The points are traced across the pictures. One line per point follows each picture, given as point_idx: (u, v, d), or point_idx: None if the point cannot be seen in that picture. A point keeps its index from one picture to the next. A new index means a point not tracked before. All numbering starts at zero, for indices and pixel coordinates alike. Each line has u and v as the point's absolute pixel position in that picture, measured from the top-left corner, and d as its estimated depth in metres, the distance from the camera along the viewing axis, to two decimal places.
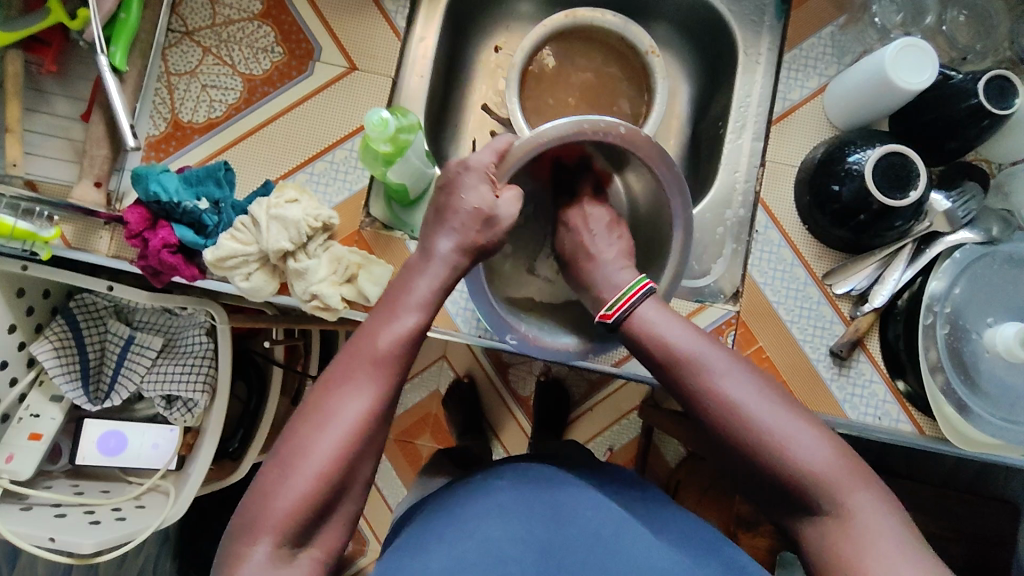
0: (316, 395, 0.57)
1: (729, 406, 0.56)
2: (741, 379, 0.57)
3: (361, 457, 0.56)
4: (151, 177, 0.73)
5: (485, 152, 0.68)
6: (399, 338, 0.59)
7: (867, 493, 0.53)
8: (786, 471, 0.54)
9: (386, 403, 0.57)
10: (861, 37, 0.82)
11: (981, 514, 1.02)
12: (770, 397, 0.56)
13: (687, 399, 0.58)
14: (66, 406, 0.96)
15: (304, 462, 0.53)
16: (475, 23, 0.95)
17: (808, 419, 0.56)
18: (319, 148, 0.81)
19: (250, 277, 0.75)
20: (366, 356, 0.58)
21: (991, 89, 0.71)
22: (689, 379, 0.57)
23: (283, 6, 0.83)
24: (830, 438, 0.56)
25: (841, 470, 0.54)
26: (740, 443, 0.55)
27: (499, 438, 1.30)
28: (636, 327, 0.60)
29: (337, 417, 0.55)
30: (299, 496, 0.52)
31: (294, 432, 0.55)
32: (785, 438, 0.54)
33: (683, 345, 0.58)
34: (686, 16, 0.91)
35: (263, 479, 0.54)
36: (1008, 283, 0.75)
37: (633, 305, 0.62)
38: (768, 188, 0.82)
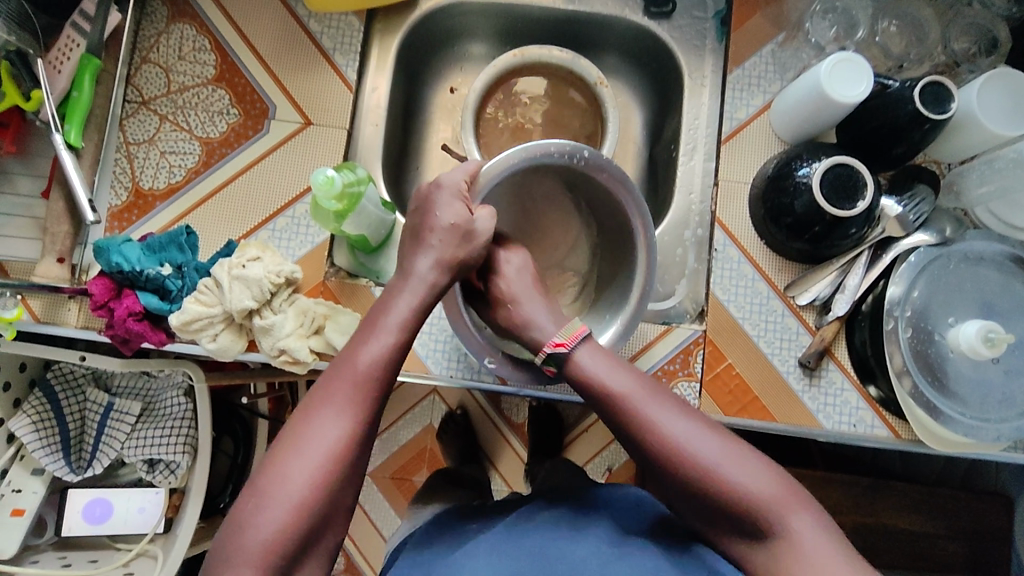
0: (293, 421, 0.56)
1: (675, 446, 0.57)
2: (678, 416, 0.58)
3: (343, 483, 0.55)
4: (112, 248, 0.75)
5: (458, 172, 0.67)
6: (379, 357, 0.58)
7: (809, 515, 0.55)
8: (736, 506, 0.55)
9: (365, 426, 0.57)
10: (798, 54, 0.84)
11: (975, 509, 1.01)
12: (705, 428, 0.58)
13: (633, 441, 0.58)
14: (48, 479, 0.96)
15: (282, 490, 0.53)
16: (429, 67, 0.96)
17: (744, 449, 0.58)
18: (279, 205, 0.82)
19: (216, 337, 0.76)
20: (346, 378, 0.57)
21: (926, 96, 0.73)
22: (632, 420, 0.58)
23: (235, 68, 0.84)
24: (769, 467, 0.57)
25: (783, 496, 0.55)
26: (688, 480, 0.56)
27: (496, 468, 1.29)
28: (577, 371, 0.61)
29: (315, 444, 0.54)
30: (278, 527, 0.52)
31: (272, 461, 0.55)
32: (729, 470, 0.56)
33: (624, 388, 0.59)
34: (631, 45, 0.93)
35: (241, 508, 0.53)
36: (966, 280, 0.76)
37: (577, 344, 0.62)
38: (723, 207, 0.83)
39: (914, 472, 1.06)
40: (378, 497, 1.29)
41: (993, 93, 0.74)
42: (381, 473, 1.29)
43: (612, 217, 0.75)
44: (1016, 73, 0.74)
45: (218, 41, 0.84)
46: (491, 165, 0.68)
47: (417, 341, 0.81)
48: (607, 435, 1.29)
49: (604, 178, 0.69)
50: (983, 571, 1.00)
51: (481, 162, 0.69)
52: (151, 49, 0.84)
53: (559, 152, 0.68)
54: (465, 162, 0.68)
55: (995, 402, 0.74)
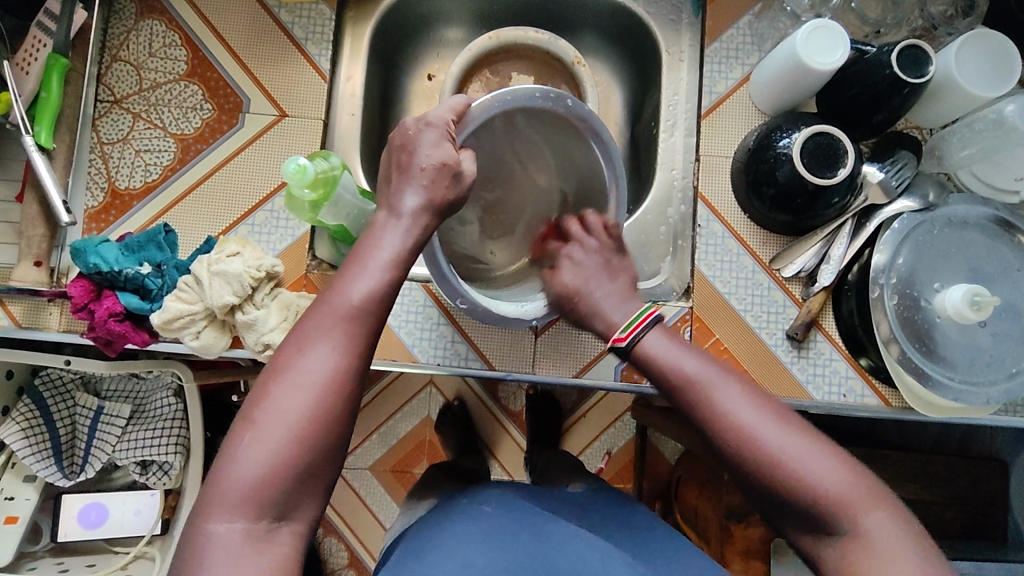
0: (282, 353, 0.55)
1: (742, 434, 0.57)
2: (750, 404, 0.58)
3: (339, 416, 0.54)
4: (89, 249, 0.74)
5: (443, 108, 0.65)
6: (371, 291, 0.56)
7: (884, 513, 0.54)
8: (805, 499, 0.55)
9: (358, 359, 0.55)
10: (775, 24, 0.83)
11: (972, 475, 1.01)
12: (776, 419, 0.57)
13: (703, 426, 0.59)
14: (41, 485, 0.96)
15: (270, 427, 0.52)
16: (405, 53, 0.95)
17: (821, 440, 0.57)
18: (258, 199, 0.81)
19: (199, 334, 0.75)
20: (336, 310, 0.55)
21: (905, 59, 0.72)
22: (700, 406, 0.59)
23: (207, 63, 0.83)
24: (843, 459, 0.56)
25: (855, 492, 0.54)
26: (753, 469, 0.56)
27: (496, 456, 1.29)
28: (644, 358, 0.63)
29: (307, 376, 0.53)
30: (273, 459, 0.51)
31: (261, 394, 0.53)
32: (801, 462, 0.55)
33: (694, 374, 0.60)
34: (608, 23, 0.92)
35: (230, 442, 0.53)
36: (951, 244, 0.76)
37: (641, 333, 0.64)
38: (704, 182, 0.82)
39: (910, 441, 1.07)
40: (377, 490, 1.29)
41: (971, 54, 0.73)
42: (380, 467, 1.29)
43: (583, 166, 0.76)
44: (999, 35, 0.72)
45: (188, 35, 0.83)
46: (480, 103, 0.67)
47: (403, 330, 0.80)
48: (604, 420, 1.30)
49: (584, 127, 0.71)
50: (981, 538, 1.00)
51: (467, 99, 0.68)
52: (121, 47, 0.83)
53: (547, 98, 0.69)
54: (450, 98, 0.66)
55: (984, 365, 0.74)
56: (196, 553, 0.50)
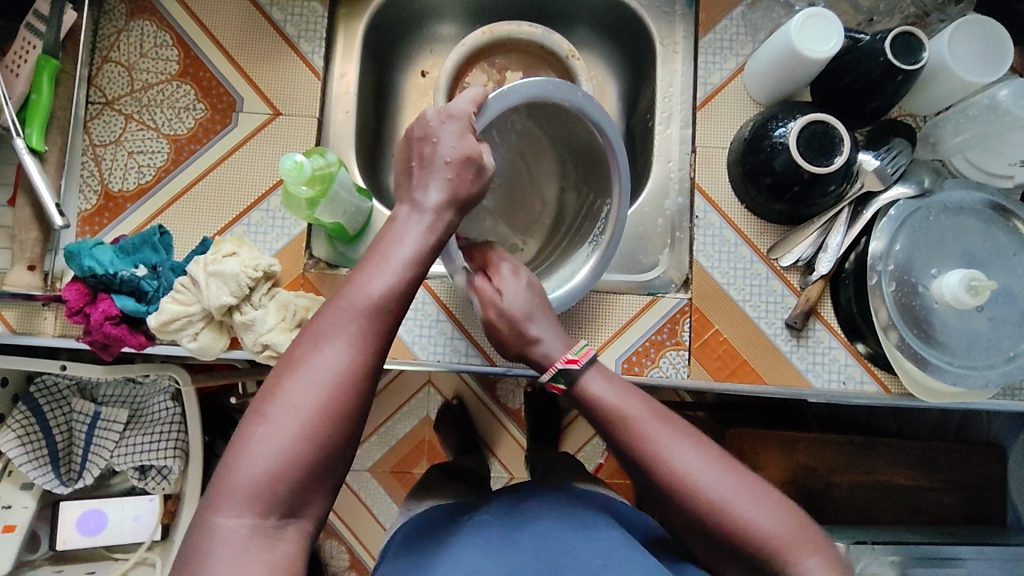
0: (296, 348, 0.53)
1: (679, 476, 0.56)
2: (687, 448, 0.58)
3: (352, 414, 0.53)
4: (83, 252, 0.73)
5: (464, 101, 0.64)
6: (387, 286, 0.55)
7: (815, 553, 0.55)
8: (744, 543, 0.55)
9: (372, 356, 0.54)
10: (768, 14, 0.83)
11: (970, 461, 1.02)
12: (716, 461, 0.57)
13: (639, 469, 0.58)
14: (38, 493, 0.95)
15: (281, 422, 0.51)
16: (398, 50, 0.95)
17: (755, 482, 0.57)
18: (253, 198, 0.80)
19: (197, 336, 0.74)
20: (352, 306, 0.54)
21: (898, 46, 0.72)
22: (636, 447, 0.58)
23: (199, 62, 0.82)
24: (780, 503, 0.57)
25: (791, 535, 0.55)
26: (691, 513, 0.56)
27: (496, 454, 1.29)
28: (585, 397, 0.62)
29: (320, 372, 0.52)
30: (284, 455, 0.50)
31: (273, 389, 0.52)
32: (738, 506, 0.55)
33: (636, 415, 0.59)
34: (601, 17, 0.92)
35: (240, 438, 0.51)
36: (947, 230, 0.76)
37: (584, 370, 0.63)
38: (701, 174, 0.83)
39: (908, 429, 1.08)
40: (378, 491, 1.28)
41: (964, 40, 0.73)
42: (380, 468, 1.28)
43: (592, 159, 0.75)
44: (990, 20, 0.73)
45: (179, 35, 0.83)
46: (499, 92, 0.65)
47: (403, 328, 0.80)
48: None
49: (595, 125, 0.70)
50: (979, 523, 1.01)
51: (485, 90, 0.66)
52: (111, 48, 0.82)
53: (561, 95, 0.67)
54: (469, 90, 0.65)
55: (982, 350, 0.75)
56: (204, 546, 0.49)
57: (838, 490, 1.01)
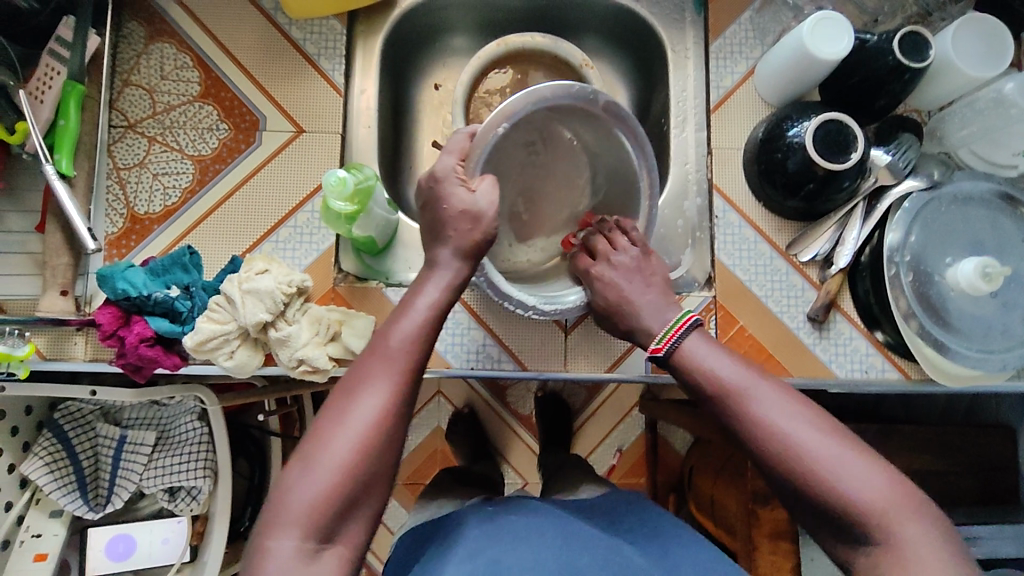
0: (335, 397, 0.57)
1: (777, 437, 0.56)
2: (786, 408, 0.57)
3: (385, 448, 0.55)
4: (116, 275, 0.73)
5: (448, 156, 0.66)
6: (411, 336, 0.59)
7: (920, 525, 0.52)
8: (841, 507, 0.54)
9: (402, 399, 0.57)
10: (777, 17, 0.86)
11: (982, 443, 1.05)
12: (814, 424, 0.56)
13: (737, 433, 0.59)
14: (68, 520, 0.95)
15: (326, 453, 0.54)
16: (412, 64, 0.96)
17: (859, 447, 0.56)
18: (281, 215, 0.81)
19: (233, 354, 0.75)
20: (381, 355, 0.58)
21: (906, 45, 0.75)
22: (735, 410, 0.59)
23: (220, 83, 0.83)
24: (884, 471, 0.55)
25: (892, 501, 0.53)
26: (791, 474, 0.56)
27: (509, 462, 1.30)
28: (684, 362, 0.64)
29: (357, 413, 0.55)
30: (322, 489, 0.52)
31: (314, 431, 0.56)
32: (837, 468, 0.54)
33: (732, 379, 0.60)
34: (611, 26, 0.95)
35: (284, 476, 0.54)
36: (958, 220, 0.79)
37: (680, 339, 0.65)
38: (718, 175, 0.85)
39: (920, 416, 1.13)
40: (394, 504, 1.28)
41: (967, 38, 0.76)
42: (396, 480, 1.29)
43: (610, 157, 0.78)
44: (989, 17, 0.76)
45: (200, 56, 0.83)
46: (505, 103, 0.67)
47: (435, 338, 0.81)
48: (613, 421, 1.31)
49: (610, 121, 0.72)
50: (995, 503, 1.03)
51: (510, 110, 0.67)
52: (131, 72, 0.83)
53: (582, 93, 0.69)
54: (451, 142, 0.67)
55: (998, 333, 0.77)
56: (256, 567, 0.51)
57: None
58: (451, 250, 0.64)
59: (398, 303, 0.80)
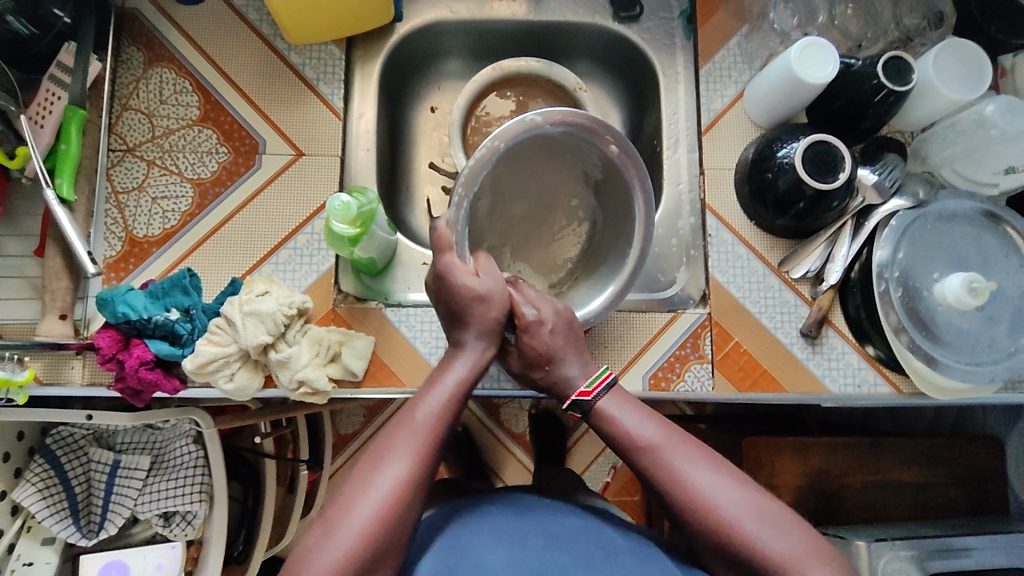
0: (360, 463, 0.58)
1: (694, 498, 0.59)
2: (706, 469, 0.60)
3: (406, 518, 0.56)
4: (117, 298, 0.73)
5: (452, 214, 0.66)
6: (437, 410, 0.60)
7: (826, 573, 0.56)
8: (756, 562, 0.57)
9: (426, 469, 0.58)
10: (765, 43, 0.89)
11: (971, 455, 1.07)
12: (732, 481, 0.60)
13: (659, 491, 0.61)
14: (60, 547, 0.94)
15: (349, 518, 0.54)
16: (409, 87, 0.98)
17: (771, 505, 0.59)
18: (280, 237, 0.81)
19: (233, 377, 0.75)
20: (407, 428, 0.59)
21: (889, 69, 0.78)
22: (657, 472, 0.60)
23: (220, 107, 0.84)
24: (793, 524, 0.59)
25: (801, 552, 0.57)
26: (706, 531, 0.59)
27: (502, 478, 1.29)
28: (603, 418, 0.64)
29: (381, 480, 0.56)
30: (342, 556, 0.53)
31: (340, 496, 0.56)
32: (751, 526, 0.58)
33: (653, 439, 0.62)
34: (604, 50, 0.97)
35: (306, 538, 0.55)
36: (944, 237, 0.81)
37: (604, 391, 0.65)
38: (711, 194, 0.87)
39: (909, 427, 1.14)
40: None
41: (946, 62, 0.80)
42: None
43: (617, 192, 0.79)
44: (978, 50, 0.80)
45: (199, 81, 0.84)
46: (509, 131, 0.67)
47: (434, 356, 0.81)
48: None
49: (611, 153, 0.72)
50: (985, 513, 1.05)
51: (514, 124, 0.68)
52: (131, 96, 0.83)
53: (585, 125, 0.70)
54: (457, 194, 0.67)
55: (985, 346, 0.80)
56: None
57: (851, 490, 1.05)
58: (474, 334, 0.64)
59: (399, 323, 0.81)
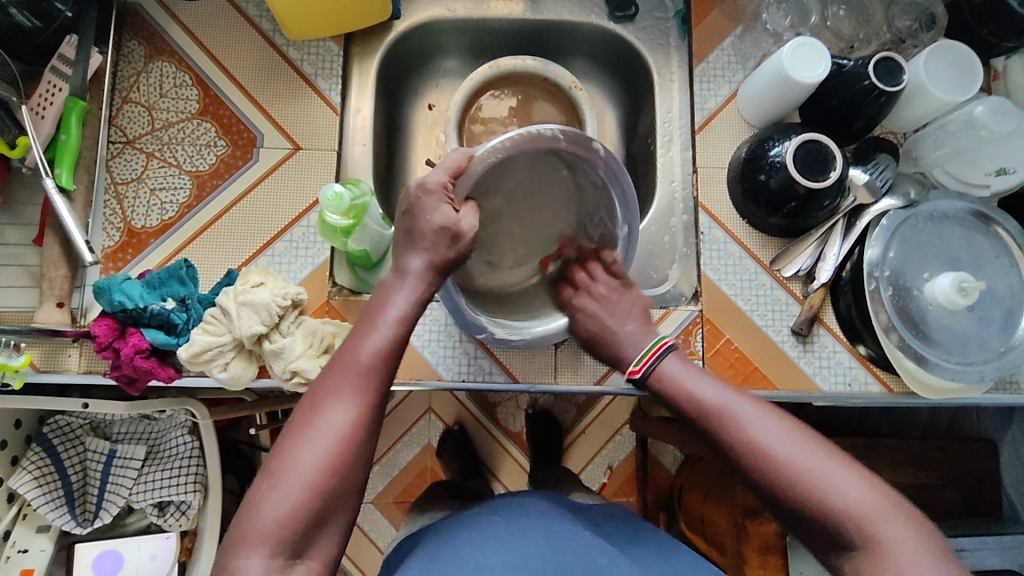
0: (302, 412, 0.58)
1: (759, 448, 0.58)
2: (766, 420, 0.59)
3: (354, 461, 0.57)
4: (113, 288, 0.74)
5: (438, 170, 0.67)
6: (378, 350, 0.60)
7: (900, 526, 0.54)
8: (826, 514, 0.55)
9: (370, 410, 0.58)
10: (758, 43, 0.90)
11: (965, 457, 1.07)
12: (799, 433, 0.59)
13: (723, 448, 0.60)
14: (55, 535, 0.95)
15: (295, 468, 0.55)
16: (407, 85, 0.99)
17: (841, 456, 0.58)
18: (276, 230, 0.82)
19: (227, 366, 0.75)
20: (348, 369, 0.59)
21: (880, 70, 0.78)
22: (717, 426, 0.61)
23: (219, 101, 0.85)
24: (865, 477, 0.57)
25: (873, 504, 0.55)
26: (773, 482, 0.57)
27: (498, 478, 1.30)
28: (662, 381, 0.67)
29: (325, 426, 0.56)
30: (289, 506, 0.53)
31: (281, 447, 0.57)
32: (820, 476, 0.56)
33: (712, 396, 0.62)
34: (600, 50, 0.98)
35: (253, 492, 0.55)
36: (935, 237, 0.82)
37: (659, 360, 0.68)
38: (703, 193, 0.88)
39: (904, 428, 1.14)
40: (384, 521, 1.28)
41: (938, 63, 0.80)
42: (384, 498, 1.28)
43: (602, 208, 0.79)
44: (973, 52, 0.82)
45: (199, 75, 0.85)
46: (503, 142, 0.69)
47: (427, 350, 0.82)
48: (603, 436, 1.32)
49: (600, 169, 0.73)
50: (977, 515, 1.05)
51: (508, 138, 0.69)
52: (131, 89, 0.84)
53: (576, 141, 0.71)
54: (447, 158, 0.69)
55: (976, 346, 0.80)
56: None
57: None
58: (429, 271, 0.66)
59: None
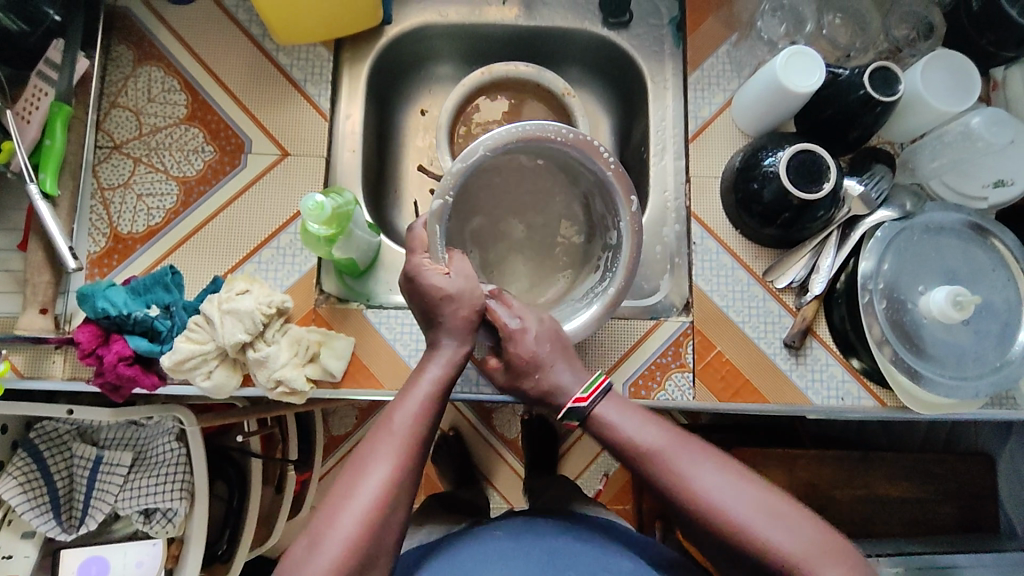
0: (340, 476, 0.57)
1: (701, 498, 0.56)
2: (708, 468, 0.58)
3: (391, 525, 0.55)
4: (97, 294, 0.73)
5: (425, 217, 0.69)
6: (413, 414, 0.60)
7: (842, 572, 0.53)
8: (768, 566, 0.54)
9: (407, 475, 0.57)
10: (753, 52, 0.89)
11: (963, 471, 1.05)
12: (741, 481, 0.57)
13: (664, 495, 0.58)
14: (40, 540, 0.94)
15: (332, 533, 0.53)
16: (399, 90, 0.98)
17: (784, 503, 0.56)
18: (263, 237, 0.82)
19: (210, 374, 0.75)
20: (386, 433, 0.58)
21: (875, 80, 0.77)
22: (660, 474, 0.58)
23: (207, 106, 0.84)
24: (810, 523, 0.56)
25: (816, 551, 0.54)
26: (716, 532, 0.56)
27: (493, 485, 1.29)
28: (599, 425, 0.62)
29: (363, 490, 0.55)
30: (328, 570, 0.52)
31: (319, 511, 0.55)
32: (762, 526, 0.55)
33: (650, 441, 0.60)
34: (594, 57, 0.97)
35: (290, 557, 0.54)
36: (930, 249, 0.80)
37: (598, 399, 0.63)
38: (696, 202, 0.87)
39: (902, 441, 1.13)
40: None
41: (934, 74, 0.79)
42: None
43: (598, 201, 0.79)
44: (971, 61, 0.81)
45: (188, 81, 0.85)
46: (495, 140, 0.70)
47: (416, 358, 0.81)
48: (598, 444, 1.30)
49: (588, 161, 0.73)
50: (975, 531, 1.03)
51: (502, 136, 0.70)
52: (120, 93, 0.84)
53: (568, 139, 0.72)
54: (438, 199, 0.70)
55: (972, 361, 0.78)
56: None
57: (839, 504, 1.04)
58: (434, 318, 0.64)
59: (380, 325, 0.81)
